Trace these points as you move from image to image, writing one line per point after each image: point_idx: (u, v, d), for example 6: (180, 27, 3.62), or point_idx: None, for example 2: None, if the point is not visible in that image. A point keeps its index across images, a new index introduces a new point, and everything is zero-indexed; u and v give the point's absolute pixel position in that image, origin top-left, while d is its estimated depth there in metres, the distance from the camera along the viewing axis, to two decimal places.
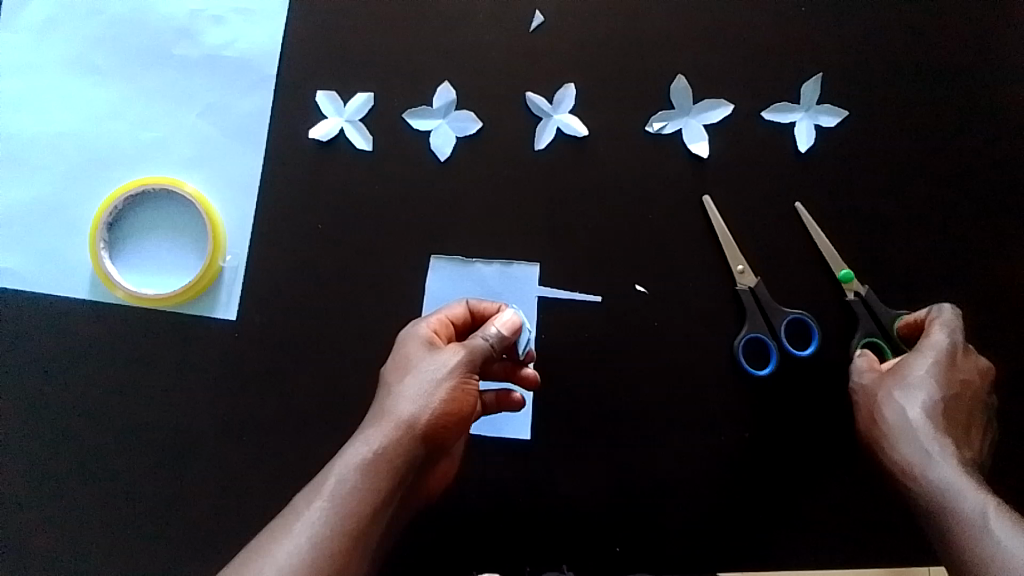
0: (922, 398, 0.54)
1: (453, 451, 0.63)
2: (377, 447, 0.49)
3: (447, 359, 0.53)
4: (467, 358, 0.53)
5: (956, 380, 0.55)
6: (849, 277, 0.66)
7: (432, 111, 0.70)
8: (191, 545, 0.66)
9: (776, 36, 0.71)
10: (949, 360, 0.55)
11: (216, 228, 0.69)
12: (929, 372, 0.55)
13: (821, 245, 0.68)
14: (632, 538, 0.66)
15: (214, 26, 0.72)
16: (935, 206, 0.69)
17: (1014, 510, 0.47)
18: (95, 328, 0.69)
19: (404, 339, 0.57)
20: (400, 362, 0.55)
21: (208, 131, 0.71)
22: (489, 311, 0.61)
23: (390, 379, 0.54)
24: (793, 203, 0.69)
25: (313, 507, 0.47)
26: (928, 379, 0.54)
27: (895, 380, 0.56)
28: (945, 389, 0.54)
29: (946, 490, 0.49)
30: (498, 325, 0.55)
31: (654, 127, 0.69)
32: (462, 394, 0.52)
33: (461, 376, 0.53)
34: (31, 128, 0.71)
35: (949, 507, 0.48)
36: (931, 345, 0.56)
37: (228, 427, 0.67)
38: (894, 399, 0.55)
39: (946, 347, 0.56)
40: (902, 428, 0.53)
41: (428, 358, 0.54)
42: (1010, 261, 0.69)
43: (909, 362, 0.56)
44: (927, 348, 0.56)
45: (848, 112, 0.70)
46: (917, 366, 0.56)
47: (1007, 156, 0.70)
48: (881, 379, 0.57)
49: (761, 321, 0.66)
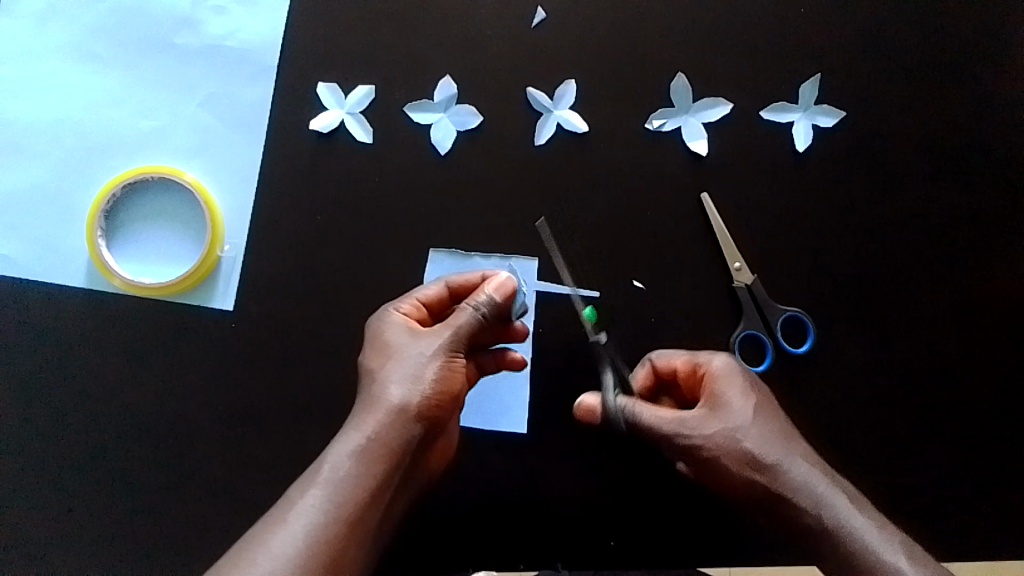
0: (773, 440, 0.53)
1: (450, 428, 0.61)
2: (371, 433, 0.50)
3: (431, 341, 0.54)
4: (454, 335, 0.55)
5: (769, 404, 0.56)
6: (592, 315, 0.67)
7: (433, 105, 0.70)
8: (187, 536, 0.66)
9: (775, 38, 0.71)
10: (753, 382, 0.57)
11: (214, 217, 0.69)
12: (754, 396, 0.55)
13: (720, 236, 0.68)
14: (630, 533, 0.66)
15: (216, 16, 0.72)
16: (928, 208, 0.70)
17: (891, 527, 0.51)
18: (90, 317, 0.68)
19: (380, 325, 0.57)
20: (380, 347, 0.55)
21: (208, 121, 0.71)
22: (472, 283, 0.61)
23: (372, 365, 0.54)
24: (538, 219, 0.69)
25: (309, 494, 0.47)
26: (759, 403, 0.55)
27: (725, 409, 0.54)
28: (772, 417, 0.55)
29: (850, 519, 0.50)
30: (490, 291, 0.57)
31: (654, 125, 0.70)
32: (451, 372, 0.54)
33: (446, 356, 0.54)
34: (30, 115, 0.70)
35: (865, 534, 0.50)
36: (728, 368, 0.57)
37: (225, 418, 0.67)
38: (745, 432, 0.53)
39: (746, 379, 0.56)
40: (772, 464, 0.52)
41: (410, 342, 0.54)
42: (1001, 261, 0.70)
43: (726, 389, 0.55)
44: (727, 372, 0.56)
45: (845, 113, 0.71)
46: (741, 391, 0.55)
47: (997, 159, 0.71)
48: (700, 410, 0.55)
49: (603, 391, 0.60)
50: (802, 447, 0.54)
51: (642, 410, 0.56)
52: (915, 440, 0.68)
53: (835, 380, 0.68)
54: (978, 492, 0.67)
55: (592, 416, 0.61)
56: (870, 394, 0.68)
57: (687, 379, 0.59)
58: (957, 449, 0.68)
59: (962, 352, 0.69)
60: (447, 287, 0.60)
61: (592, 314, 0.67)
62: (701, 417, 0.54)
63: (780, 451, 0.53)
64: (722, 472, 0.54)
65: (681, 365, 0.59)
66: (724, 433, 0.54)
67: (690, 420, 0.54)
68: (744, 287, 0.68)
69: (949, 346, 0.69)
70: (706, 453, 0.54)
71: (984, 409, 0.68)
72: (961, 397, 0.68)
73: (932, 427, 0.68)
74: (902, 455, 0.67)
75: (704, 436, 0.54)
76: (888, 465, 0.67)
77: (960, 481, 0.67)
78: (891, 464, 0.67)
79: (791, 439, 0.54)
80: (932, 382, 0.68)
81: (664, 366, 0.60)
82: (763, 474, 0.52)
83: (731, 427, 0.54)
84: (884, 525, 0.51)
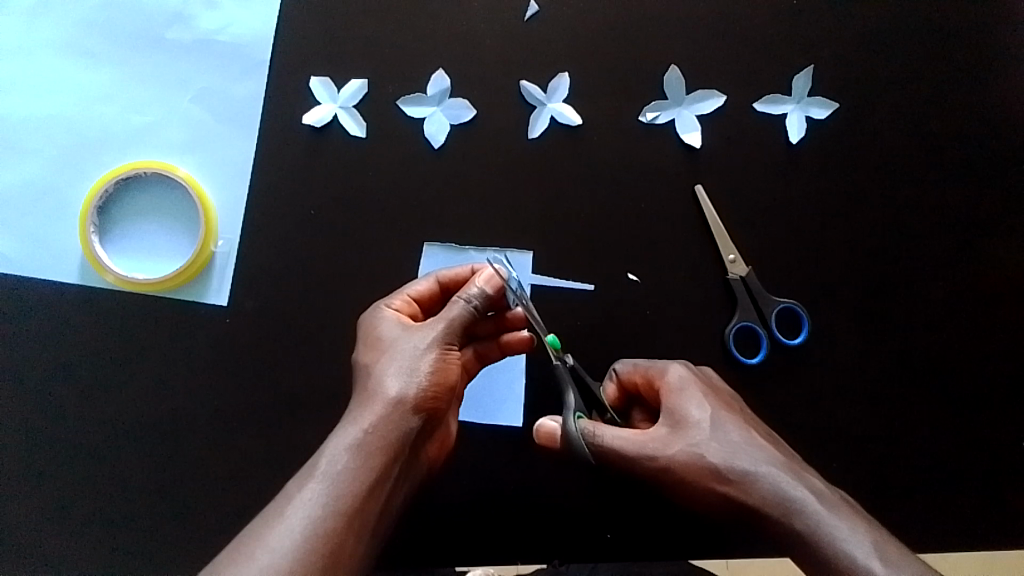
0: (734, 445, 0.51)
1: (449, 418, 0.61)
2: (368, 427, 0.50)
3: (425, 334, 0.54)
4: (448, 327, 0.55)
5: (731, 413, 0.54)
6: (555, 343, 0.60)
7: (426, 98, 0.70)
8: (184, 532, 0.66)
9: (768, 30, 0.72)
10: (712, 394, 0.56)
11: (207, 212, 0.69)
12: (712, 406, 0.54)
13: (714, 228, 0.68)
14: (627, 526, 0.66)
15: (208, 11, 0.71)
16: (921, 199, 0.71)
17: (871, 526, 0.47)
18: (84, 314, 0.68)
19: (372, 321, 0.57)
20: (374, 342, 0.55)
21: (201, 115, 0.71)
22: (461, 277, 0.62)
23: (367, 360, 0.54)
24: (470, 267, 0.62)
25: (307, 488, 0.48)
26: (717, 412, 0.54)
27: (684, 424, 0.53)
28: (735, 424, 0.53)
29: (821, 519, 0.47)
30: (480, 284, 0.57)
31: (648, 117, 0.70)
32: (446, 364, 0.54)
33: (441, 348, 0.54)
34: (22, 111, 0.70)
35: (837, 532, 0.47)
36: (683, 381, 0.56)
37: (221, 414, 0.67)
38: (706, 445, 0.52)
39: (703, 392, 0.55)
40: (736, 472, 0.50)
41: (403, 336, 0.55)
42: (995, 253, 0.70)
43: (682, 403, 0.54)
44: (681, 385, 0.56)
45: (839, 104, 0.71)
46: (698, 403, 0.54)
47: (990, 150, 0.71)
48: (661, 428, 0.54)
49: (564, 413, 0.57)
50: (766, 449, 0.52)
51: (602, 430, 0.54)
52: (911, 431, 0.68)
53: (830, 371, 0.68)
54: (976, 482, 0.67)
55: (553, 441, 0.59)
56: (864, 386, 0.68)
57: (649, 394, 0.59)
58: (953, 440, 0.68)
59: (957, 343, 0.69)
60: (437, 282, 0.61)
61: (554, 341, 0.60)
62: (661, 435, 0.53)
63: (742, 457, 0.51)
64: (689, 490, 0.51)
65: (639, 380, 0.59)
66: (685, 448, 0.52)
67: (653, 439, 0.53)
68: (738, 279, 0.67)
69: (943, 337, 0.69)
70: (671, 473, 0.52)
71: (979, 400, 0.68)
72: (956, 387, 0.69)
73: (927, 417, 0.68)
74: (898, 446, 0.67)
75: (667, 455, 0.52)
76: (884, 456, 0.67)
77: (956, 472, 0.67)
78: (887, 455, 0.67)
79: (757, 444, 0.52)
80: (927, 373, 0.69)
81: (626, 380, 0.61)
82: (728, 485, 0.50)
83: (691, 441, 0.52)
84: (861, 523, 0.47)
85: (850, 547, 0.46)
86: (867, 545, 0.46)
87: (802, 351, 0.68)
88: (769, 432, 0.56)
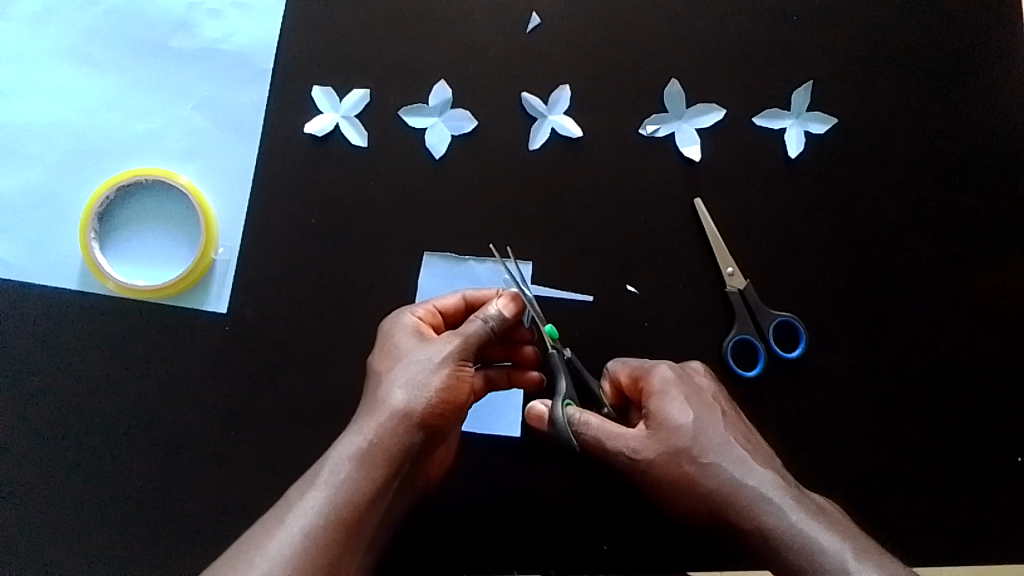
0: (716, 452, 0.51)
1: (452, 436, 0.62)
2: (372, 437, 0.50)
3: (440, 348, 0.54)
4: (463, 344, 0.55)
5: (717, 411, 0.54)
6: (553, 333, 0.62)
7: (427, 109, 0.70)
8: (179, 541, 0.65)
9: (767, 46, 0.72)
10: (696, 393, 0.55)
11: (208, 220, 0.69)
12: (693, 407, 0.54)
13: (712, 241, 0.68)
14: (624, 538, 0.66)
15: (211, 20, 0.72)
16: (917, 215, 0.71)
17: (852, 535, 0.48)
18: (84, 320, 0.68)
19: (393, 328, 0.58)
20: (389, 349, 0.55)
21: (204, 124, 0.71)
22: (485, 297, 0.63)
23: (380, 367, 0.55)
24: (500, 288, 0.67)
25: (308, 496, 0.47)
26: (697, 415, 0.53)
27: (664, 427, 0.53)
28: (720, 426, 0.53)
29: (801, 528, 0.47)
30: (498, 306, 0.58)
31: (647, 130, 0.70)
32: (458, 381, 0.54)
33: (455, 364, 0.54)
34: (25, 117, 0.70)
35: (815, 540, 0.47)
36: (666, 383, 0.56)
37: (218, 421, 0.67)
38: (685, 451, 0.52)
39: (690, 393, 0.55)
40: (717, 483, 0.50)
41: (418, 347, 0.55)
42: (990, 268, 0.71)
43: (663, 405, 0.54)
44: (664, 387, 0.55)
45: (837, 120, 0.72)
46: (679, 405, 0.54)
47: (984, 167, 0.72)
48: (643, 429, 0.54)
49: (555, 400, 0.59)
50: (745, 452, 0.51)
51: (588, 420, 0.55)
52: (904, 444, 0.68)
53: (827, 384, 0.68)
54: (971, 497, 0.67)
55: (540, 422, 0.60)
56: (860, 399, 0.68)
57: (635, 394, 0.59)
58: (949, 455, 0.68)
59: (951, 358, 0.69)
60: (463, 299, 0.62)
61: (553, 330, 0.62)
62: (646, 439, 0.53)
63: (722, 460, 0.51)
64: (676, 493, 0.52)
65: (625, 381, 0.60)
66: (665, 452, 0.52)
67: (632, 439, 0.54)
68: (736, 292, 0.68)
69: (938, 351, 0.69)
70: (653, 475, 0.53)
71: (972, 415, 0.69)
72: (951, 403, 0.69)
73: (925, 431, 0.68)
74: (891, 461, 0.68)
75: (647, 457, 0.53)
76: (877, 470, 0.67)
77: (950, 487, 0.67)
78: (883, 469, 0.68)
79: (738, 447, 0.52)
80: (921, 388, 0.69)
81: (615, 381, 0.62)
82: (710, 493, 0.50)
83: (672, 446, 0.52)
84: (842, 532, 0.47)
85: (825, 555, 0.46)
86: (843, 554, 0.46)
87: (797, 364, 0.68)
88: (755, 432, 0.56)
